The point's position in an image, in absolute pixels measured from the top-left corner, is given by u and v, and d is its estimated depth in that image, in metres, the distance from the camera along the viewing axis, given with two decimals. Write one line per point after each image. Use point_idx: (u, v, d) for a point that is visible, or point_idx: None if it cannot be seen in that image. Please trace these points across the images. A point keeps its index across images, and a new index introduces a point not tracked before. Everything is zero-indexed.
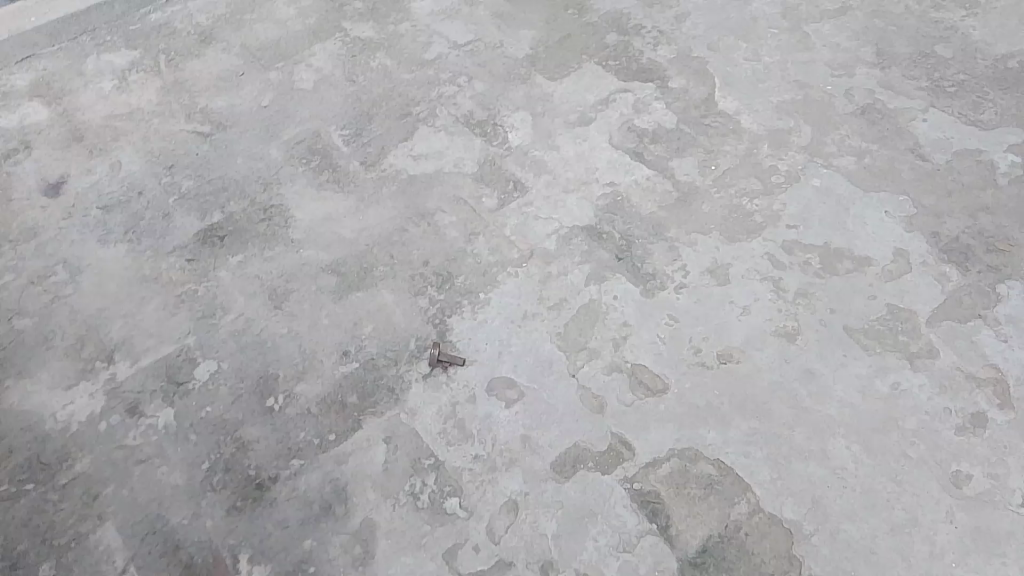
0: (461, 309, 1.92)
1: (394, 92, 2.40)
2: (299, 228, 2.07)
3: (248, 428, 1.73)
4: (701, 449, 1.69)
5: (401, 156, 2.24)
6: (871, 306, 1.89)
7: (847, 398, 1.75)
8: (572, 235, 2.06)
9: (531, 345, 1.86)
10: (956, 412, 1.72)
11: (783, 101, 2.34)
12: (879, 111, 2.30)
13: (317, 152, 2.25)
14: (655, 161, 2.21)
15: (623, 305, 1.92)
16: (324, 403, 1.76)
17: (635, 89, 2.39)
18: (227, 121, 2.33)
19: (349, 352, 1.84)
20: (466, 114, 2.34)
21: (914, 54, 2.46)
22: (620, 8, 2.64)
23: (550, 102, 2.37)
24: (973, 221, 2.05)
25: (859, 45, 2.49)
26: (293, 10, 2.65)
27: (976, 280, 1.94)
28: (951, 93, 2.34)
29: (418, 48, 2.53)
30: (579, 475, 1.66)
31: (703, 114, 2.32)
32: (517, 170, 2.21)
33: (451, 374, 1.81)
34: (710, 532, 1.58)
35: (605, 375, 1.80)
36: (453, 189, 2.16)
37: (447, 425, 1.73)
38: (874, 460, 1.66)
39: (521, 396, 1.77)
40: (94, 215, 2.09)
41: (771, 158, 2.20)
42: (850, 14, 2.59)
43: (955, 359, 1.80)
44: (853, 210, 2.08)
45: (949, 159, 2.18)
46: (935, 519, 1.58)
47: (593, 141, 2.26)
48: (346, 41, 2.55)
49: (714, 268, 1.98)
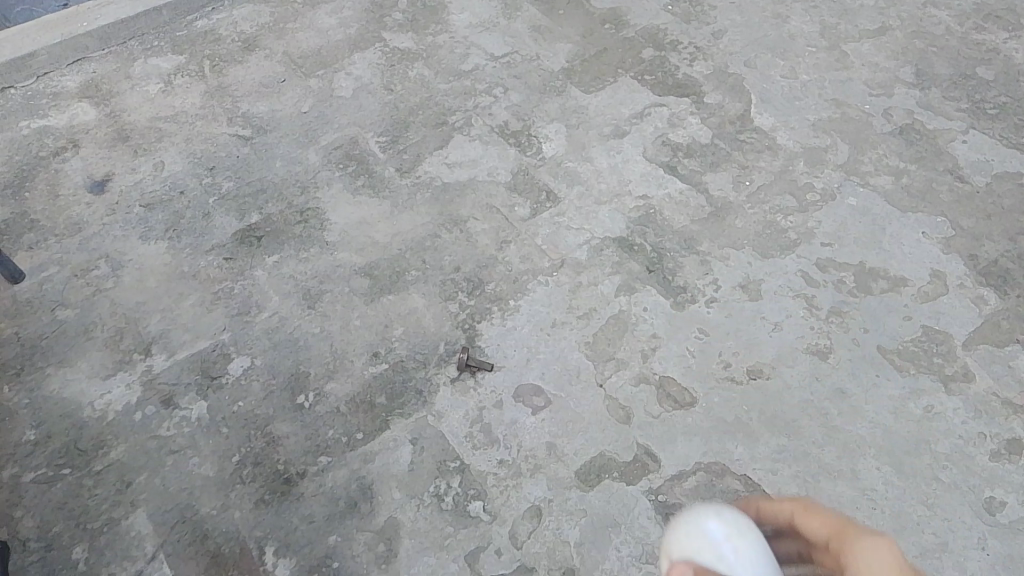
0: (491, 315, 1.94)
1: (431, 101, 2.44)
2: (334, 231, 2.11)
3: (279, 424, 1.75)
4: (728, 463, 1.68)
5: (436, 163, 2.27)
6: (905, 326, 1.87)
7: (878, 418, 1.73)
8: (603, 246, 2.07)
9: (560, 354, 1.87)
10: (991, 436, 1.69)
11: (820, 119, 2.33)
12: (918, 132, 2.28)
13: (354, 157, 2.29)
14: (689, 175, 2.22)
15: (653, 317, 1.93)
16: (352, 403, 1.79)
17: (671, 103, 2.40)
18: (267, 126, 2.38)
19: (380, 353, 1.87)
20: (501, 124, 2.37)
21: (955, 76, 2.44)
22: (657, 23, 2.66)
23: (585, 114, 2.39)
24: (1011, 245, 2.02)
25: (899, 65, 2.47)
26: (335, 19, 2.71)
27: (1014, 305, 1.90)
28: (992, 115, 2.32)
29: (456, 59, 2.57)
30: (604, 484, 1.66)
31: (738, 130, 2.32)
32: (551, 181, 2.22)
33: (479, 379, 1.82)
34: None
35: (633, 387, 1.81)
36: (486, 197, 2.18)
37: (474, 429, 1.74)
38: (905, 482, 1.64)
39: (547, 404, 1.78)
40: (137, 212, 2.15)
41: (807, 176, 2.19)
42: (890, 34, 2.58)
43: (990, 383, 1.77)
44: (889, 229, 2.06)
45: (989, 182, 2.15)
46: (966, 545, 1.55)
47: (626, 153, 2.28)
48: (386, 50, 2.61)
49: (746, 282, 1.98)
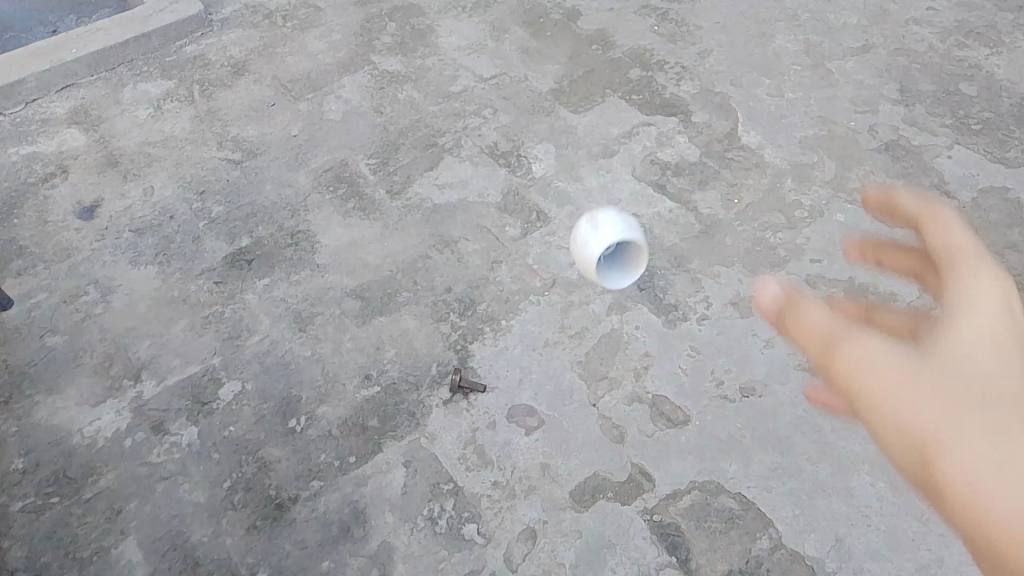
0: (483, 335, 1.94)
1: (420, 123, 2.45)
2: (325, 253, 2.11)
3: (270, 448, 1.74)
4: (723, 481, 1.68)
5: (426, 184, 2.28)
6: None
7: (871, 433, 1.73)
8: None
9: (552, 373, 1.86)
10: None
11: (806, 136, 2.36)
12: (903, 147, 2.30)
13: (344, 180, 2.29)
14: (678, 193, 2.23)
15: (645, 335, 1.93)
16: (344, 426, 1.77)
17: (659, 123, 2.42)
18: (257, 149, 2.38)
19: (372, 375, 1.86)
20: (491, 145, 2.38)
21: (938, 92, 2.47)
22: (644, 44, 2.68)
23: (574, 134, 2.40)
24: (998, 258, 2.03)
25: (883, 82, 2.51)
26: (324, 42, 2.73)
27: None
28: (976, 131, 2.34)
29: (445, 81, 2.59)
30: (598, 504, 1.65)
31: (726, 148, 2.34)
32: (541, 200, 2.23)
33: (471, 400, 1.81)
34: (731, 567, 1.56)
35: (626, 405, 1.80)
36: (477, 218, 2.19)
37: (467, 451, 1.73)
38: (899, 497, 1.63)
39: (540, 424, 1.77)
40: (126, 237, 2.14)
41: (795, 192, 2.21)
42: (873, 52, 2.62)
43: None
44: (877, 244, 2.07)
45: (974, 196, 2.17)
46: (962, 560, 1.55)
47: (616, 172, 2.29)
48: (376, 73, 2.62)
49: (737, 299, 1.98)
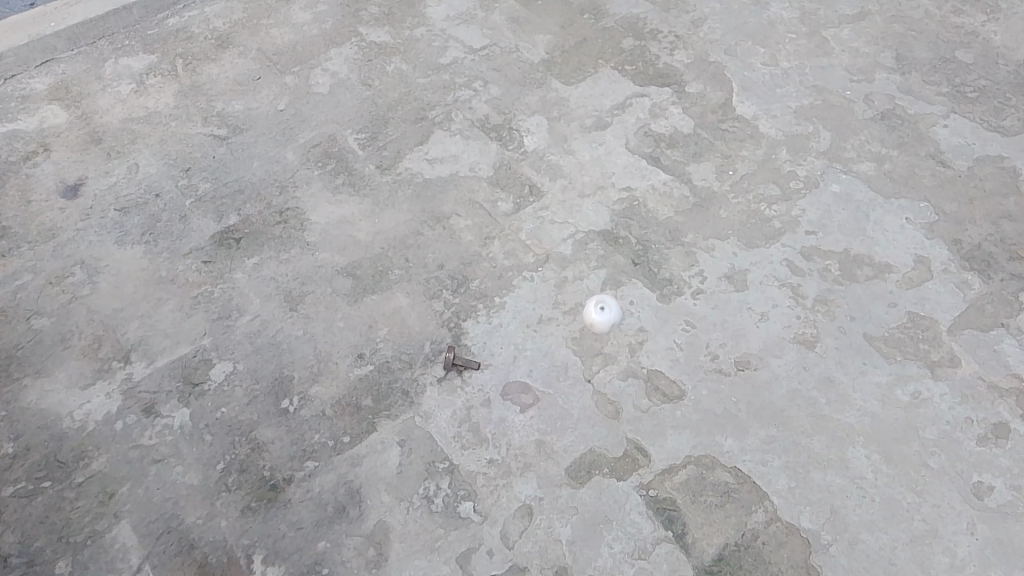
0: (476, 312, 1.92)
1: (410, 96, 2.41)
2: (315, 231, 2.08)
3: (263, 429, 1.73)
4: (718, 456, 1.68)
5: (417, 159, 2.24)
6: (891, 313, 1.87)
7: (866, 406, 1.73)
8: (588, 239, 2.05)
9: (547, 350, 1.85)
10: (978, 421, 1.70)
11: (802, 106, 2.32)
12: (899, 117, 2.28)
13: (333, 155, 2.25)
14: (672, 166, 2.20)
15: (639, 310, 1.91)
16: (338, 406, 1.76)
17: (652, 93, 2.38)
18: (243, 124, 2.34)
19: (365, 354, 1.84)
20: (482, 118, 2.34)
21: (935, 60, 2.44)
22: (636, 12, 2.63)
23: (566, 106, 2.36)
24: (995, 228, 2.02)
25: (879, 50, 2.47)
26: (310, 14, 2.67)
27: (998, 288, 1.91)
28: (973, 99, 2.32)
29: (434, 53, 2.54)
30: (594, 480, 1.65)
31: (721, 119, 2.31)
32: (533, 174, 2.20)
33: (466, 378, 1.80)
34: (727, 541, 1.57)
35: (621, 381, 1.80)
36: (469, 193, 2.16)
37: (462, 429, 1.72)
38: (894, 469, 1.64)
39: (535, 401, 1.77)
40: (112, 216, 2.10)
41: (790, 164, 2.18)
42: (869, 19, 2.57)
43: (976, 367, 1.77)
44: (873, 216, 2.05)
45: (971, 166, 2.15)
46: (955, 531, 1.55)
47: (609, 145, 2.26)
48: (363, 44, 2.56)
49: (732, 273, 1.97)
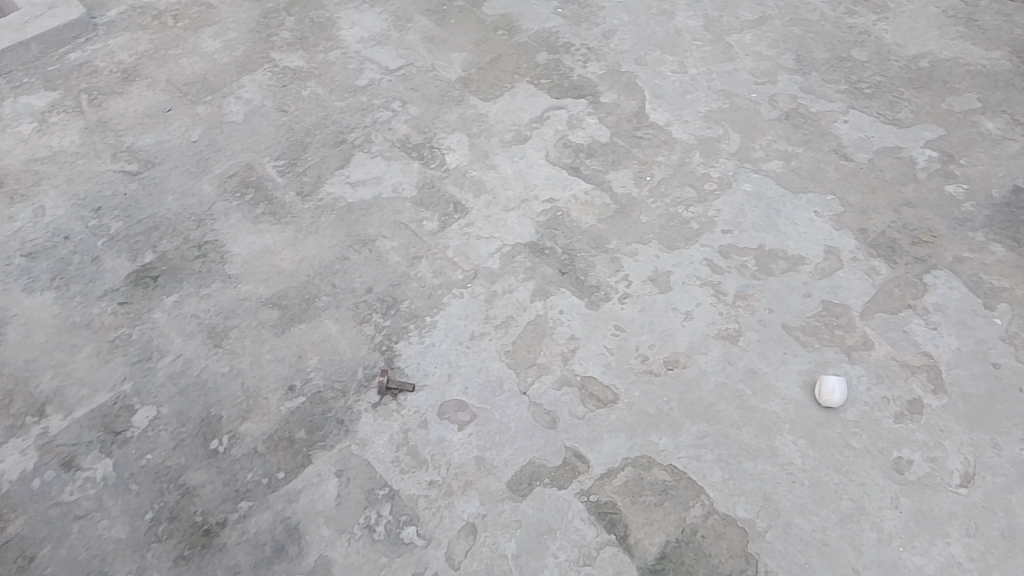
0: (408, 333, 1.91)
1: (327, 120, 2.38)
2: (236, 263, 2.03)
3: (193, 472, 1.68)
4: (654, 455, 1.71)
5: (338, 184, 2.22)
6: (807, 304, 1.95)
7: (790, 394, 1.79)
8: (515, 252, 2.07)
9: (480, 366, 1.85)
10: (894, 399, 1.78)
11: (711, 110, 2.41)
12: (802, 115, 2.38)
13: (251, 184, 2.21)
14: (592, 175, 2.24)
15: (569, 319, 1.94)
16: (270, 441, 1.72)
17: (568, 105, 2.42)
18: (155, 158, 2.27)
19: (295, 386, 1.81)
20: (401, 138, 2.34)
21: (832, 59, 2.56)
22: (548, 27, 2.68)
23: (485, 122, 2.38)
24: (896, 215, 2.12)
25: (779, 53, 2.58)
26: (219, 42, 2.62)
27: (904, 272, 2.00)
28: (869, 95, 2.44)
29: (349, 75, 2.52)
30: (536, 492, 1.66)
31: (636, 126, 2.37)
32: (457, 192, 2.21)
33: (401, 401, 1.79)
34: (668, 538, 1.60)
35: (555, 390, 1.81)
36: (392, 214, 2.15)
37: (400, 453, 1.71)
38: (820, 454, 1.70)
39: (472, 418, 1.77)
40: (18, 263, 2.02)
41: (704, 166, 2.26)
42: (769, 24, 2.69)
43: (889, 349, 1.86)
44: (784, 212, 2.14)
45: (871, 158, 2.26)
46: (881, 507, 1.62)
47: (529, 158, 2.29)
48: (276, 70, 2.53)
49: (656, 276, 2.01)
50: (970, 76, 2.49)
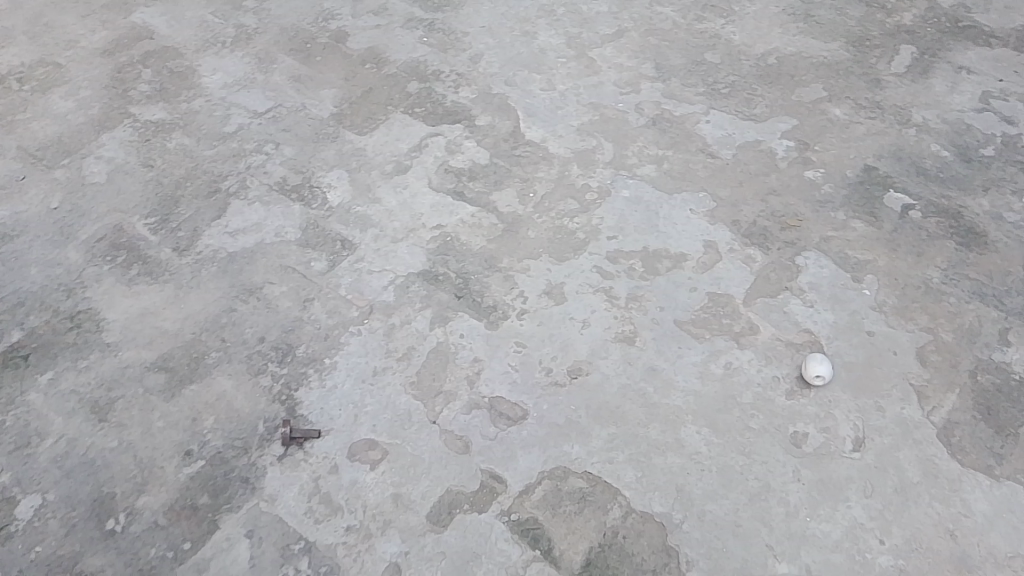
0: (308, 379, 1.86)
1: (197, 170, 2.31)
2: (114, 330, 1.94)
3: (90, 559, 1.58)
4: (569, 465, 1.73)
5: (217, 234, 2.15)
6: (694, 297, 2.04)
7: (689, 386, 1.86)
8: (408, 282, 2.06)
9: (387, 401, 1.83)
10: (783, 377, 1.88)
11: (583, 123, 2.49)
12: (668, 120, 2.50)
13: (122, 246, 2.11)
14: (476, 197, 2.27)
15: (470, 342, 1.95)
16: (171, 511, 1.64)
17: (445, 131, 2.45)
18: (12, 230, 2.14)
19: (193, 450, 1.73)
20: (279, 181, 2.29)
21: (689, 64, 2.70)
22: (416, 56, 2.70)
23: (363, 155, 2.37)
24: (765, 204, 2.26)
25: (640, 63, 2.70)
26: (72, 101, 2.50)
27: (778, 256, 2.13)
28: (726, 94, 2.59)
29: (217, 122, 2.45)
30: (457, 520, 1.65)
31: (513, 145, 2.41)
32: (342, 228, 2.18)
33: (308, 449, 1.74)
34: (591, 544, 1.62)
35: (465, 415, 1.81)
36: (278, 259, 2.10)
37: (313, 503, 1.66)
38: (722, 439, 1.78)
39: (384, 455, 1.74)
40: None
41: (582, 177, 2.33)
42: (627, 36, 2.81)
43: (773, 331, 1.97)
44: (662, 213, 2.23)
45: (735, 153, 2.40)
46: (784, 481, 1.71)
47: (412, 187, 2.29)
48: (137, 125, 2.43)
49: (550, 289, 2.05)
50: (813, 68, 2.69)
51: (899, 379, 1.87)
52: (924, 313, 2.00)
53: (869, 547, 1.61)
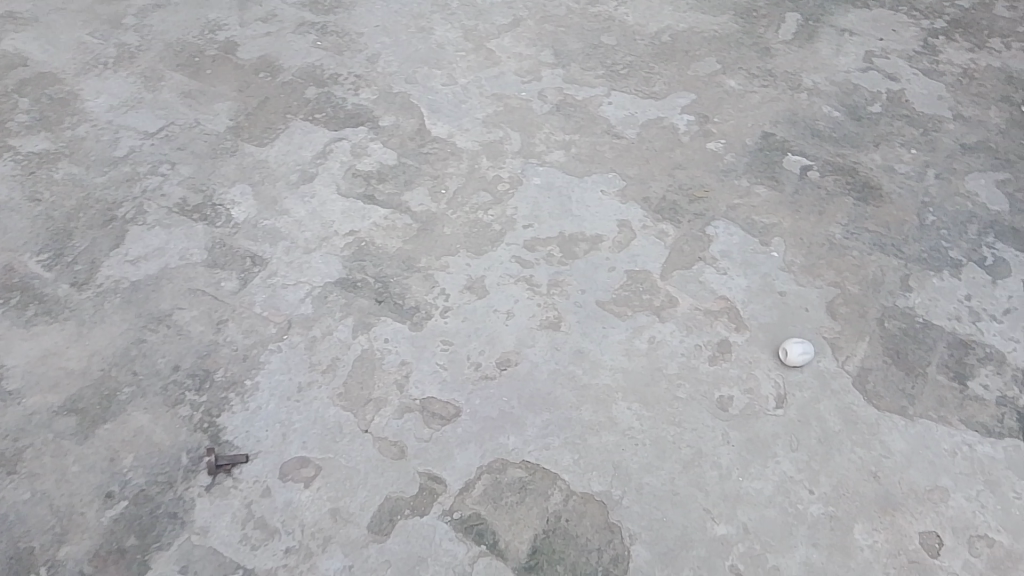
0: (230, 403, 1.80)
1: (90, 199, 2.20)
2: (15, 376, 1.83)
3: None
4: (506, 456, 1.73)
5: (117, 264, 2.05)
6: (613, 277, 2.06)
7: (616, 364, 1.89)
8: (326, 292, 2.02)
9: (315, 416, 1.79)
10: (705, 345, 1.93)
11: (487, 115, 2.48)
12: (571, 105, 2.52)
13: (15, 287, 1.99)
14: (387, 199, 2.24)
15: (395, 346, 1.92)
16: (97, 557, 1.57)
17: (349, 135, 2.40)
18: None
19: (115, 491, 1.65)
20: (179, 202, 2.20)
21: (586, 48, 2.73)
22: (311, 61, 2.64)
23: (266, 167, 2.30)
24: (672, 179, 2.31)
25: (538, 50, 2.72)
26: None
27: (689, 228, 2.18)
28: (625, 75, 2.63)
29: (106, 147, 2.34)
30: (399, 526, 1.63)
31: (420, 144, 2.39)
32: (251, 244, 2.12)
33: (237, 475, 1.69)
34: (536, 532, 1.63)
35: (397, 420, 1.79)
36: (186, 282, 2.02)
37: (248, 529, 1.61)
38: (653, 411, 1.81)
39: (318, 471, 1.70)
40: None
41: (492, 169, 2.32)
42: (523, 25, 2.82)
43: (692, 301, 2.02)
44: (574, 197, 2.25)
45: (639, 132, 2.44)
46: (716, 445, 1.76)
47: (321, 195, 2.24)
48: (19, 157, 2.30)
49: (471, 283, 2.05)
50: (705, 42, 2.76)
51: (813, 334, 1.95)
52: (831, 268, 2.08)
53: (800, 498, 1.68)
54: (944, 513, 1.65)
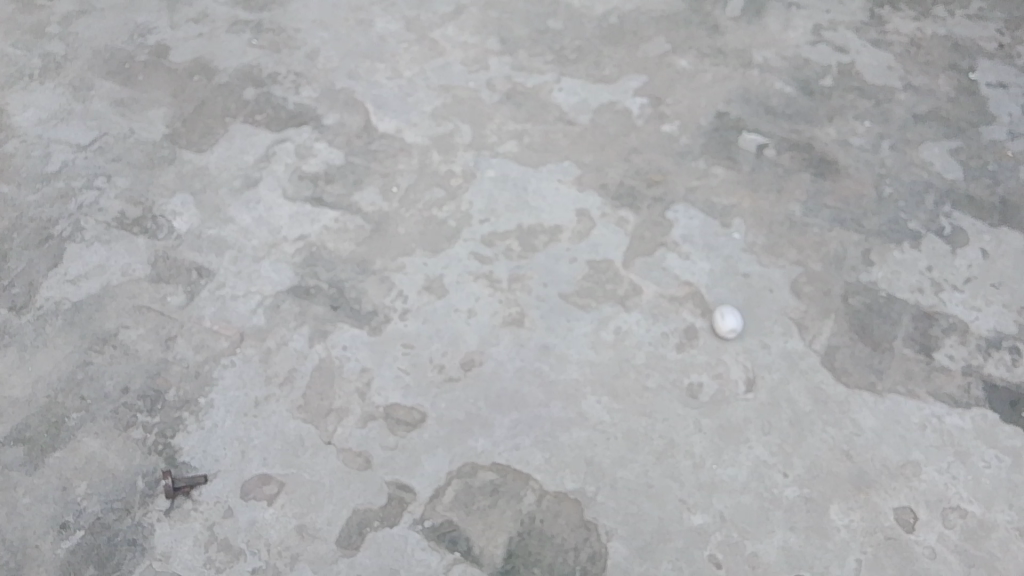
0: (184, 423, 1.72)
1: (22, 219, 2.08)
2: None
3: None
4: (476, 460, 1.68)
5: (55, 284, 1.95)
6: (575, 268, 2.02)
7: (583, 357, 1.85)
8: (278, 301, 1.94)
9: (274, 430, 1.72)
10: (672, 332, 1.90)
11: (436, 108, 2.41)
12: (521, 93, 2.46)
13: None
14: (337, 200, 2.16)
15: (354, 352, 1.85)
16: None
17: (293, 136, 2.31)
18: None
19: (69, 523, 1.59)
20: (117, 216, 2.10)
21: (533, 34, 2.67)
22: (249, 61, 2.53)
23: (208, 174, 2.21)
24: (628, 164, 2.27)
25: (484, 38, 2.65)
26: None
27: (649, 214, 2.14)
28: (574, 59, 2.58)
29: (36, 163, 2.22)
30: (369, 539, 1.58)
31: (368, 141, 2.31)
32: (197, 256, 2.03)
33: (196, 498, 1.62)
34: (510, 535, 1.59)
35: (361, 429, 1.72)
36: (130, 299, 1.93)
37: (211, 552, 1.55)
38: (623, 403, 1.77)
39: (281, 488, 1.63)
40: None
41: (444, 163, 2.26)
42: (466, 12, 2.75)
43: (655, 288, 1.98)
44: (530, 188, 2.20)
45: (592, 117, 2.40)
46: (688, 434, 1.73)
47: (267, 200, 2.15)
48: None
49: (429, 283, 1.98)
50: (653, 22, 2.72)
51: (778, 314, 1.93)
52: (792, 246, 2.06)
53: (775, 483, 1.66)
54: (917, 488, 1.65)
